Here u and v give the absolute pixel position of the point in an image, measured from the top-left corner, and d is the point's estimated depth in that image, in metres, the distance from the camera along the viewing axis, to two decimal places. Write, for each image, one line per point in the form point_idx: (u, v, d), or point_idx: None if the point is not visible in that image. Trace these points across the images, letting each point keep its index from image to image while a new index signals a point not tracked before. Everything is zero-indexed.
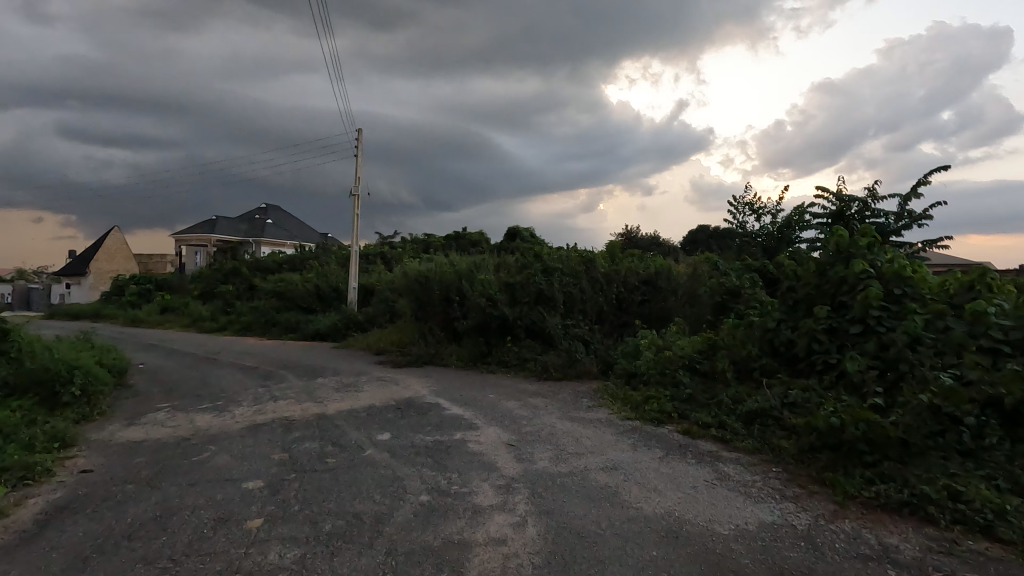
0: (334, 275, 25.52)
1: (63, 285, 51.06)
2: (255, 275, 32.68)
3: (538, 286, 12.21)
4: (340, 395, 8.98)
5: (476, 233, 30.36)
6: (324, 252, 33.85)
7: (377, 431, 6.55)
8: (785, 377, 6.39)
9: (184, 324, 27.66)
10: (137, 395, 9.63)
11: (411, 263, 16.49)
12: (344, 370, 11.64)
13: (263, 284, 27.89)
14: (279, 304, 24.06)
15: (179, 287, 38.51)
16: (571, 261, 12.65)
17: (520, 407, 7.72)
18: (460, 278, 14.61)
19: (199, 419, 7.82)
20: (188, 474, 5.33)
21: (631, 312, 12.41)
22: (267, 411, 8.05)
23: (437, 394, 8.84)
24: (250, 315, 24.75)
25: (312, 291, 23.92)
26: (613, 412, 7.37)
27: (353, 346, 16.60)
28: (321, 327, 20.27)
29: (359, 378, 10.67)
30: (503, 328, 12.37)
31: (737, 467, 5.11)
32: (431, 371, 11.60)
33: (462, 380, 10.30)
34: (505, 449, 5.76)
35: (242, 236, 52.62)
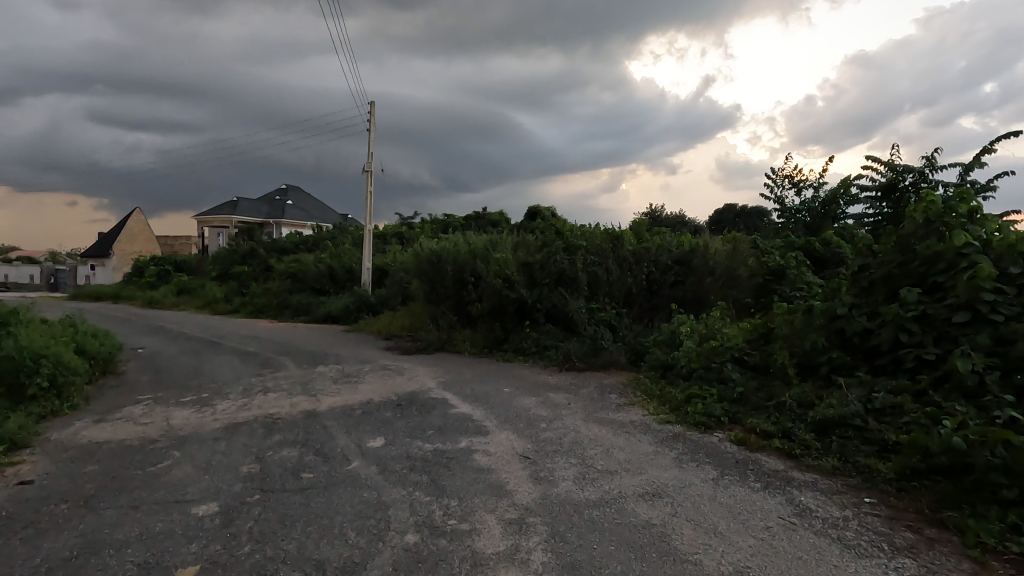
0: (348, 255, 24.69)
1: (88, 267, 51.57)
2: (271, 256, 32.13)
3: (560, 266, 11.06)
4: (337, 387, 8.04)
5: (496, 214, 29.23)
6: (340, 232, 33.13)
7: (369, 436, 5.57)
8: (865, 377, 5.19)
9: (199, 306, 27.24)
10: (121, 386, 8.83)
11: (424, 242, 15.47)
12: (348, 358, 10.73)
13: (278, 265, 27.28)
14: (292, 286, 23.37)
15: (198, 268, 38.30)
16: (596, 238, 11.45)
17: (538, 405, 6.65)
18: (475, 258, 13.54)
19: (177, 415, 6.95)
20: (135, 492, 4.40)
21: (663, 294, 11.19)
22: (254, 406, 7.15)
23: (445, 387, 7.84)
24: (263, 297, 24.14)
25: (325, 273, 23.15)
26: (647, 413, 6.26)
27: (363, 330, 15.74)
28: (333, 309, 19.47)
29: (362, 367, 9.73)
30: (520, 312, 11.29)
31: (817, 497, 3.95)
32: (442, 359, 10.61)
33: (475, 370, 9.28)
34: (519, 463, 4.71)
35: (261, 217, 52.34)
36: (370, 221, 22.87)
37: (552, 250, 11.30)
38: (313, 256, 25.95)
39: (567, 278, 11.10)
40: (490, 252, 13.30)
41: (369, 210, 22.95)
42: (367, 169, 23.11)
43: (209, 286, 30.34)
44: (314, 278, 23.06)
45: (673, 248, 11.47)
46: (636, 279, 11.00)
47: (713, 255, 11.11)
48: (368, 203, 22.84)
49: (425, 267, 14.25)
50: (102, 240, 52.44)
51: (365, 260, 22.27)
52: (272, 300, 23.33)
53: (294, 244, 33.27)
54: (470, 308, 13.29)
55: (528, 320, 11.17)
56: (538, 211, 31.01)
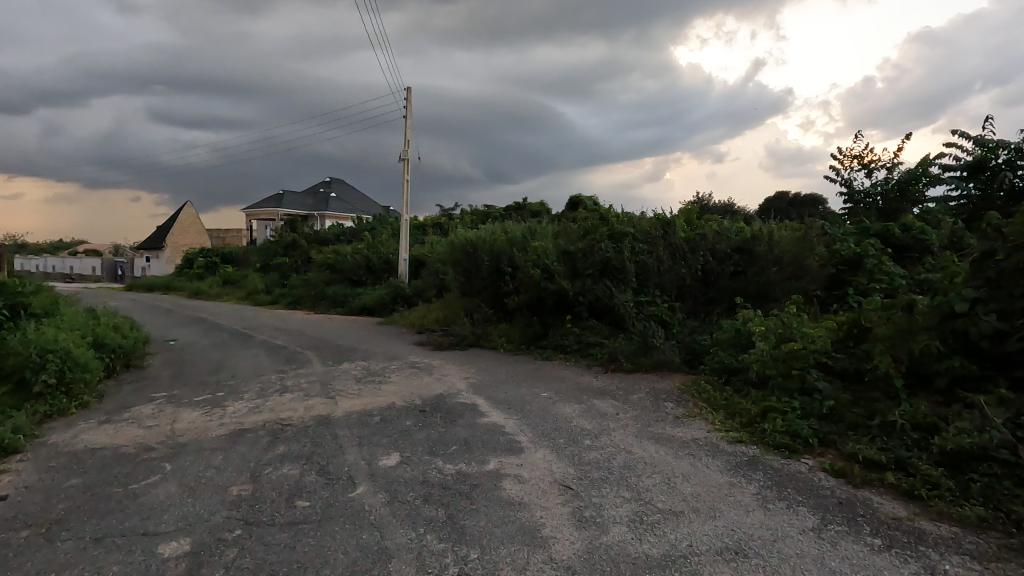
0: (386, 246, 24.24)
1: (144, 259, 53.59)
2: (311, 247, 32.18)
3: (604, 254, 10.05)
4: (359, 388, 7.33)
5: (537, 204, 28.21)
6: (379, 223, 32.92)
7: (383, 451, 4.78)
8: (1006, 395, 4.02)
9: (241, 297, 27.48)
10: (139, 383, 8.41)
11: (460, 231, 14.69)
12: (377, 354, 10.06)
13: (317, 256, 27.18)
14: (330, 277, 23.12)
15: (243, 260, 39.00)
16: (644, 224, 10.35)
17: (580, 415, 5.72)
18: (512, 247, 12.64)
19: (184, 417, 6.38)
20: (103, 520, 3.74)
21: (721, 286, 10.01)
22: (266, 408, 6.53)
23: (476, 389, 7.02)
24: (301, 288, 24.01)
25: (362, 264, 22.78)
26: (712, 428, 5.23)
27: (397, 323, 15.15)
28: (368, 301, 19.01)
29: (389, 364, 9.02)
30: (561, 305, 10.36)
31: (968, 565, 2.88)
32: (476, 355, 9.81)
33: (510, 369, 8.42)
34: (558, 493, 3.82)
35: (305, 209, 53.05)
36: (407, 211, 22.31)
37: (596, 238, 10.29)
38: (351, 247, 25.67)
39: (612, 269, 10.08)
40: (529, 240, 12.39)
41: (405, 199, 22.38)
42: (404, 157, 22.51)
43: (252, 277, 30.63)
44: (351, 268, 22.71)
45: (733, 235, 10.24)
46: (690, 269, 9.87)
47: (780, 242, 9.84)
48: (405, 192, 22.27)
49: (460, 257, 13.48)
50: (157, 233, 54.34)
51: (402, 250, 21.73)
52: (310, 291, 23.16)
53: (335, 235, 33.24)
54: (507, 300, 12.44)
55: (569, 314, 10.23)
56: (580, 200, 29.78)
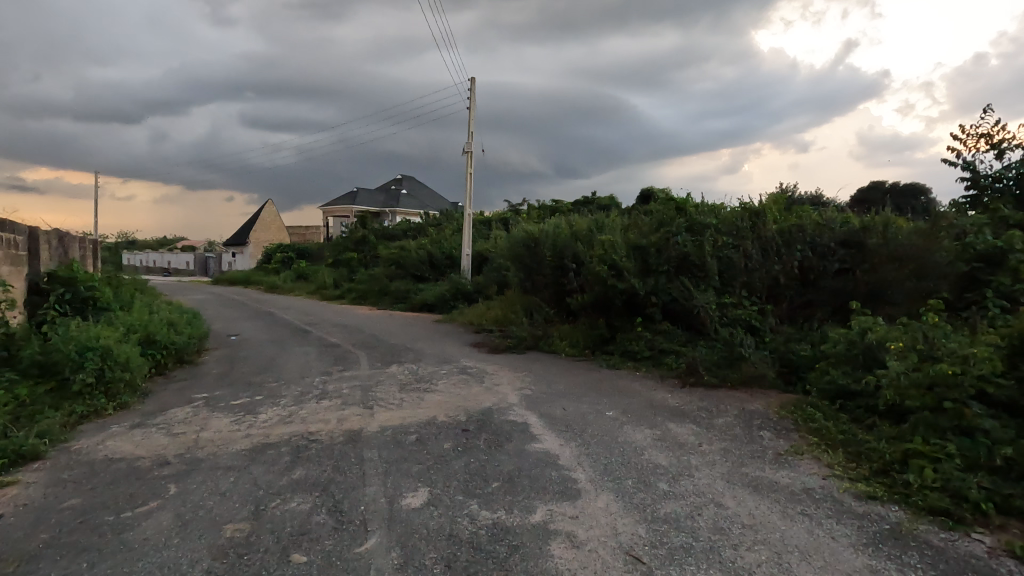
0: (449, 241, 23.83)
1: (230, 254, 56.86)
2: (379, 242, 32.49)
3: (681, 249, 8.83)
4: (402, 396, 6.63)
5: (605, 198, 26.87)
6: (445, 218, 32.73)
7: (411, 484, 3.98)
8: None
9: (312, 291, 28.11)
10: (187, 381, 8.16)
11: (521, 224, 13.83)
12: (429, 356, 9.40)
13: (383, 252, 27.30)
14: (393, 272, 23.00)
15: (317, 256, 40.27)
16: (729, 215, 9.02)
17: (653, 446, 4.67)
18: (577, 241, 11.61)
19: (214, 424, 5.91)
20: (75, 562, 3.15)
21: (823, 287, 8.51)
22: (299, 417, 5.95)
23: (530, 403, 6.12)
24: (366, 283, 24.09)
25: (425, 259, 22.47)
26: (829, 473, 4.03)
27: (457, 321, 14.54)
28: (429, 297, 18.59)
29: (440, 368, 8.30)
30: (630, 306, 9.22)
31: None
32: (535, 360, 8.91)
33: (570, 378, 7.45)
34: (624, 569, 2.85)
35: (376, 205, 54.24)
36: (470, 205, 21.73)
37: (671, 230, 9.07)
38: (416, 242, 25.50)
39: (691, 265, 8.84)
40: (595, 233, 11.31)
41: (469, 193, 21.81)
42: (468, 149, 21.90)
43: (323, 272, 31.33)
44: (414, 263, 22.45)
45: (837, 226, 8.70)
46: (784, 266, 8.46)
47: (898, 234, 8.21)
48: (468, 185, 21.70)
49: (521, 252, 12.61)
50: (242, 229, 57.49)
51: (465, 245, 21.19)
52: (374, 286, 23.15)
53: (402, 231, 33.40)
54: (571, 299, 11.43)
55: (639, 316, 9.09)
56: (652, 193, 28.07)
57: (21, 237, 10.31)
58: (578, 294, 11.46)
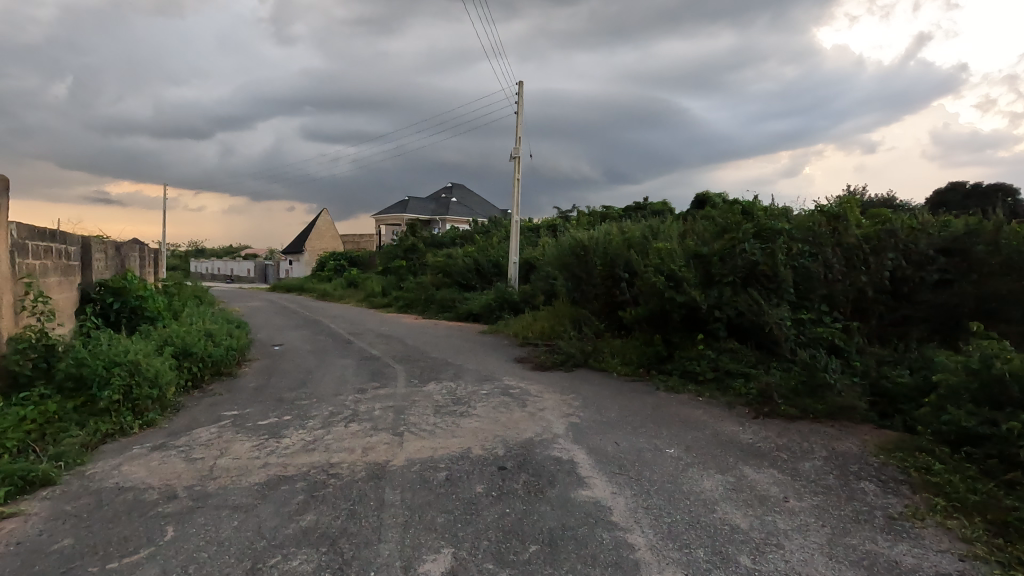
0: (496, 249, 23.35)
1: (287, 262, 58.78)
2: (427, 250, 32.46)
3: (750, 257, 7.87)
4: (435, 421, 6.04)
5: (659, 203, 25.70)
6: (493, 225, 32.35)
7: (433, 543, 3.34)
8: None
9: (361, 299, 28.30)
10: (221, 396, 7.89)
11: (570, 231, 13.10)
12: (469, 372, 8.80)
13: (430, 259, 27.16)
14: (440, 280, 22.71)
15: (368, 263, 40.83)
16: (806, 219, 7.98)
17: (727, 500, 3.85)
18: (630, 248, 10.77)
19: (236, 448, 5.49)
20: None
21: (921, 301, 7.33)
22: (324, 443, 5.45)
23: (577, 434, 5.38)
24: (413, 291, 23.92)
25: (472, 267, 22.05)
26: (968, 553, 3.11)
27: (502, 333, 13.93)
28: (475, 306, 18.10)
29: (480, 387, 7.67)
30: (690, 321, 8.31)
31: None
32: (583, 379, 8.15)
33: (623, 402, 6.66)
34: None
35: (425, 213, 54.75)
36: (518, 212, 21.17)
37: (738, 237, 8.19)
38: (463, 250, 25.17)
39: (761, 276, 7.86)
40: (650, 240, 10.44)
41: (516, 199, 21.27)
42: (516, 155, 21.37)
43: (372, 280, 31.55)
44: (461, 272, 22.07)
45: (937, 231, 7.52)
46: (873, 277, 7.36)
47: None
48: (516, 191, 21.16)
49: (569, 261, 11.88)
50: (298, 238, 59.33)
51: (512, 253, 20.62)
52: (421, 294, 22.93)
53: (450, 239, 33.28)
54: (623, 311, 10.59)
55: (701, 332, 8.17)
56: (708, 198, 26.69)
57: (75, 247, 10.48)
58: (631, 307, 10.61)
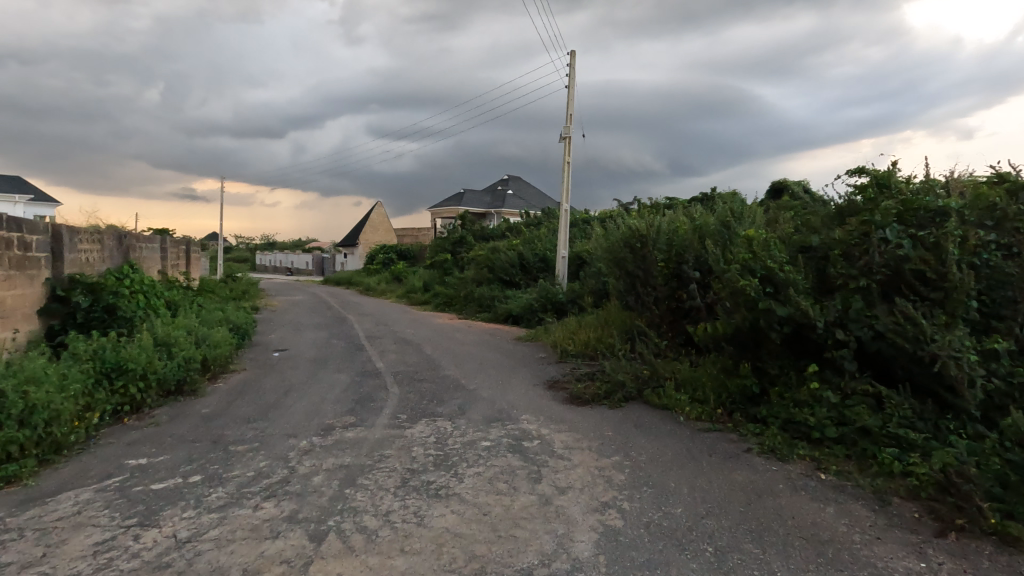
0: (544, 242, 20.97)
1: (341, 254, 58.79)
2: (474, 243, 30.51)
3: (895, 252, 5.18)
4: (392, 505, 3.85)
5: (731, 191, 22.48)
6: (544, 217, 29.98)
7: None
8: None
9: (402, 295, 26.72)
10: (152, 431, 6.05)
11: (625, 219, 10.59)
12: (480, 404, 6.54)
13: (475, 254, 25.16)
14: (482, 275, 20.54)
15: (417, 257, 39.48)
16: (989, 197, 5.20)
17: None
18: (703, 241, 8.18)
19: (72, 547, 3.51)
20: None
21: None
22: (196, 548, 3.35)
23: (614, 565, 3.03)
24: (454, 288, 21.93)
25: (516, 261, 19.73)
26: None
27: (540, 342, 11.58)
28: (515, 307, 15.83)
29: (483, 434, 5.39)
30: (796, 345, 5.69)
31: None
32: (635, 423, 5.71)
33: (697, 479, 4.22)
34: None
35: (478, 206, 53.01)
36: (567, 199, 18.72)
37: (873, 221, 5.53)
38: (508, 243, 22.96)
39: (913, 281, 5.15)
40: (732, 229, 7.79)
41: (567, 185, 18.82)
42: (567, 135, 18.92)
43: (416, 274, 29.96)
44: (503, 266, 19.75)
45: None
46: None
47: None
48: (566, 175, 18.71)
49: (622, 256, 9.35)
50: (352, 231, 59.18)
51: (561, 247, 18.25)
52: (461, 291, 20.88)
53: (498, 231, 31.18)
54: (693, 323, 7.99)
55: (813, 362, 5.53)
56: (787, 185, 23.20)
57: (38, 236, 9.04)
58: (703, 316, 8.00)
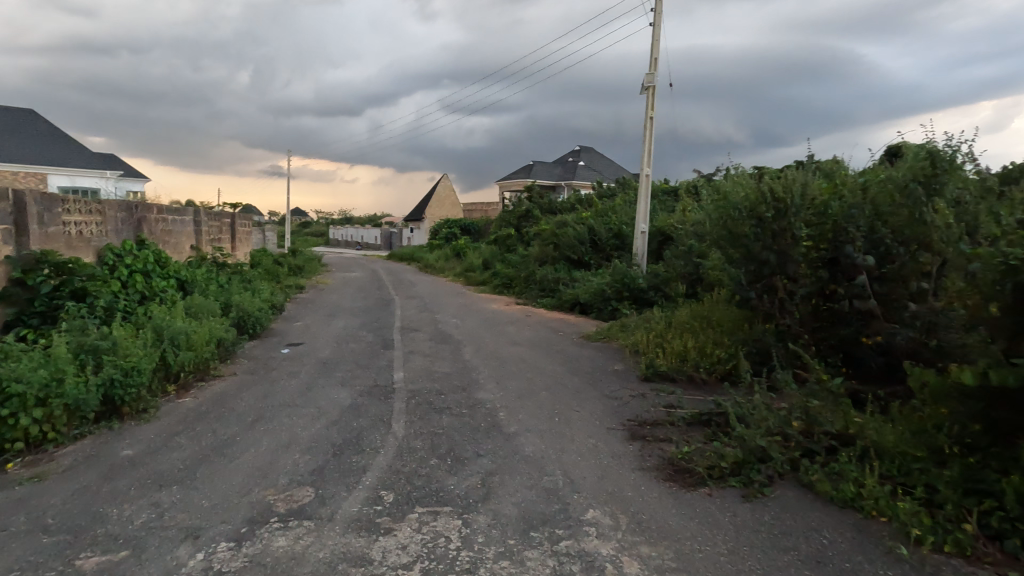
0: (618, 215, 17.96)
1: (407, 229, 57.70)
2: (540, 217, 27.75)
3: None
4: None
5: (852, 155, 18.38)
6: (620, 188, 26.66)
7: None
8: None
9: (460, 272, 24.54)
10: (17, 496, 3.97)
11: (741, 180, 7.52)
12: (518, 473, 3.98)
13: (539, 229, 22.44)
14: (545, 253, 17.80)
15: (481, 233, 37.28)
16: None
17: None
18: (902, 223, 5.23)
19: None
20: None
21: None
22: None
23: None
24: (514, 267, 19.35)
25: (585, 237, 16.87)
26: None
27: (614, 345, 8.81)
28: (582, 293, 13.08)
29: (515, 569, 2.84)
30: None
31: None
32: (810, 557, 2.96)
33: None
34: None
35: (547, 178, 49.92)
36: (648, 162, 15.60)
37: None
38: (576, 216, 20.09)
39: None
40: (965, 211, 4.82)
41: (648, 146, 15.67)
42: (651, 84, 15.65)
43: (477, 251, 27.66)
44: (570, 242, 16.94)
45: None
46: None
47: None
48: (647, 134, 15.55)
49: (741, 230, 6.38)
50: (418, 205, 57.90)
51: (641, 221, 15.24)
52: (522, 271, 18.27)
53: (567, 204, 28.19)
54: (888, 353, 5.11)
55: None
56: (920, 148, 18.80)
57: None
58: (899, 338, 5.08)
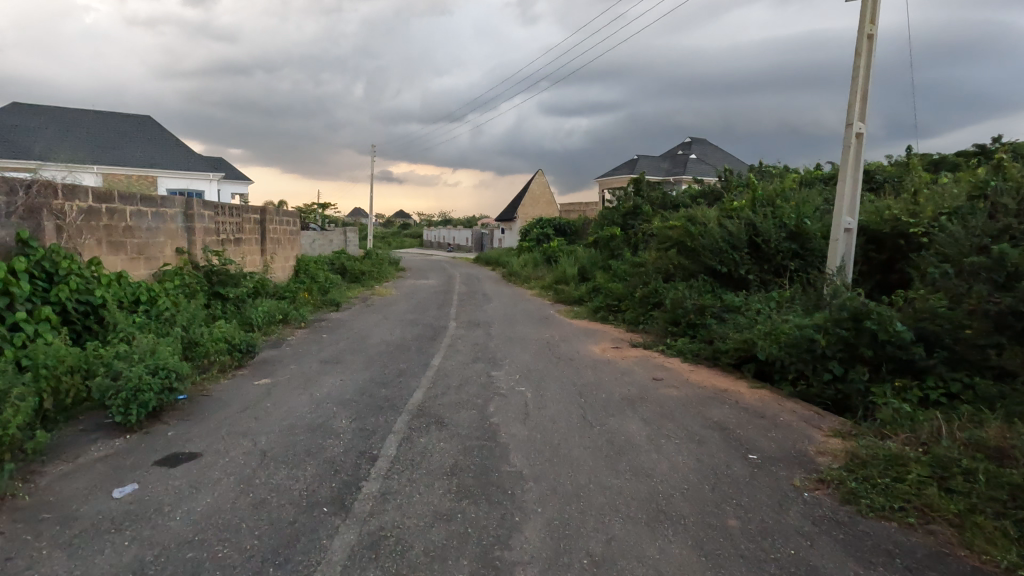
0: (790, 206, 11.63)
1: (499, 231, 53.33)
2: (654, 215, 21.68)
3: None
4: None
5: None
6: (764, 176, 19.96)
7: None
8: None
9: (548, 284, 19.18)
10: None
11: None
12: None
13: (656, 228, 16.48)
14: (673, 262, 11.86)
15: (579, 236, 31.72)
16: None
17: None
18: None
19: None
20: None
21: None
22: None
23: None
24: (623, 281, 13.59)
25: (740, 237, 10.77)
26: None
27: (970, 567, 2.91)
28: (760, 340, 7.17)
29: None
30: None
31: None
32: None
33: None
34: None
35: (658, 172, 43.21)
36: (862, 114, 9.19)
37: None
38: (714, 209, 13.90)
39: None
40: None
41: (861, 86, 9.26)
42: None
43: (570, 257, 22.12)
44: (716, 245, 10.87)
45: None
46: None
47: None
48: (862, 65, 9.14)
49: None
50: (512, 205, 53.40)
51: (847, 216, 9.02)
52: (636, 288, 12.46)
53: (690, 199, 21.91)
54: None
55: None
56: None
57: None
58: None
